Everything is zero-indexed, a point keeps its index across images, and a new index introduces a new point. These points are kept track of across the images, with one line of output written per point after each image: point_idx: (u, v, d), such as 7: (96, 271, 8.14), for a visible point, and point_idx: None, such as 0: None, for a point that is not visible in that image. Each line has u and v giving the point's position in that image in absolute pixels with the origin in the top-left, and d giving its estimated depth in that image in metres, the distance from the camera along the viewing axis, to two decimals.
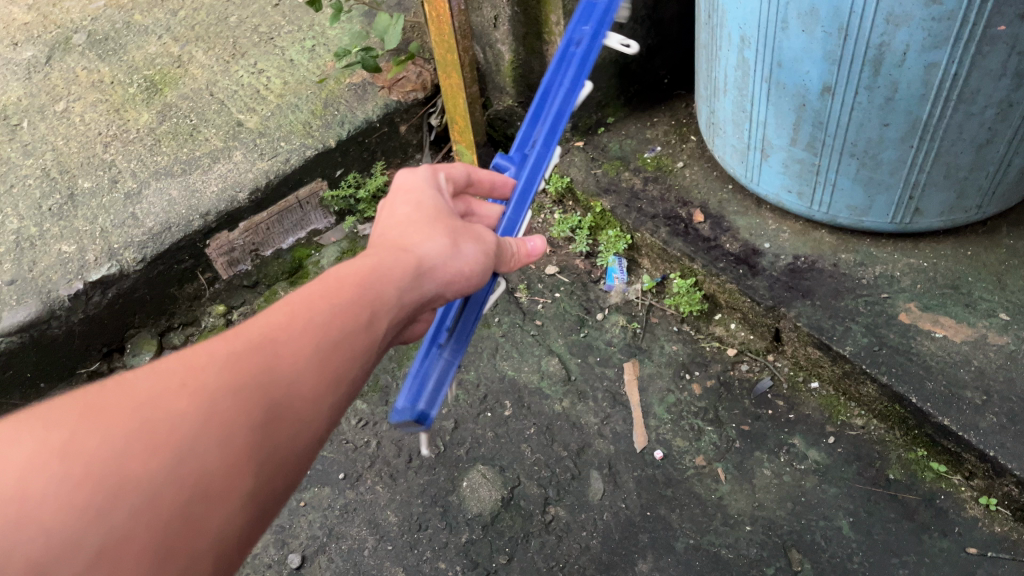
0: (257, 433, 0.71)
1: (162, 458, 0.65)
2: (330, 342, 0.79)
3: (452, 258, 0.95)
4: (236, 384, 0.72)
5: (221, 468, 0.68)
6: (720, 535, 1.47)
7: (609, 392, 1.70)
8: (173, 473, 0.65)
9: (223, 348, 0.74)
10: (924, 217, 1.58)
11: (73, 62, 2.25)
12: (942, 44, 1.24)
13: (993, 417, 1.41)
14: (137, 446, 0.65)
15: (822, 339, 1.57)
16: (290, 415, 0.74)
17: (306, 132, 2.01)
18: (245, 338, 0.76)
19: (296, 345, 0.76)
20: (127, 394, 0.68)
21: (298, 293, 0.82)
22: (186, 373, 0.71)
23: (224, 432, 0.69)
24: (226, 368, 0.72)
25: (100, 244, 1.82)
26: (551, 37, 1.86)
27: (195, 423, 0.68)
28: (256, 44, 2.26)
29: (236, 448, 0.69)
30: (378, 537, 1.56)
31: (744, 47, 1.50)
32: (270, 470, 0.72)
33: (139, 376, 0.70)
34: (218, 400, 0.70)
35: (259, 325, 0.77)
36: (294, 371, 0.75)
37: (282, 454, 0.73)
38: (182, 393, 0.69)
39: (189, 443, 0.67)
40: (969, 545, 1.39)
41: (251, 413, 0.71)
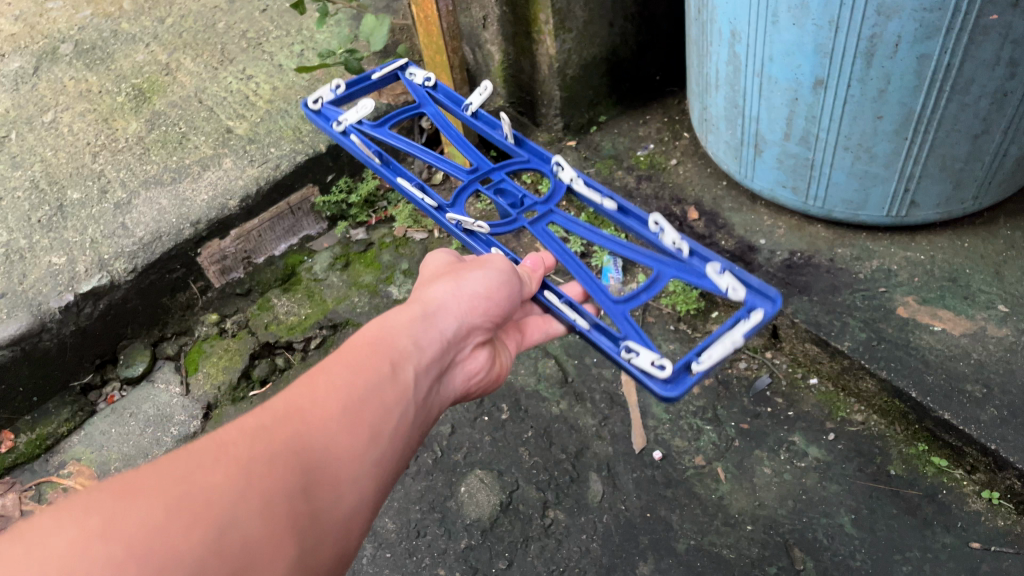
0: (295, 497, 0.71)
1: (205, 529, 0.64)
2: (354, 407, 0.82)
3: (459, 290, 1.06)
4: (270, 450, 0.73)
5: (264, 536, 0.67)
6: (721, 535, 1.46)
7: (607, 393, 1.69)
8: (217, 545, 0.64)
9: (252, 423, 0.75)
10: (920, 210, 1.56)
11: (60, 72, 2.24)
12: (934, 35, 1.23)
13: (994, 410, 1.40)
14: (182, 517, 0.64)
15: (820, 335, 1.56)
16: (323, 479, 0.75)
17: (296, 138, 2.00)
18: (271, 413, 0.77)
19: (323, 411, 0.79)
20: (161, 471, 0.67)
21: (314, 371, 0.84)
22: (217, 448, 0.71)
23: (264, 499, 0.69)
24: (257, 439, 0.73)
25: (90, 255, 1.81)
26: (540, 35, 1.85)
27: (235, 492, 0.68)
28: (245, 50, 2.24)
29: (278, 516, 0.69)
30: (376, 544, 1.55)
31: (735, 42, 1.48)
32: (311, 535, 0.72)
33: (172, 455, 0.70)
34: (255, 467, 0.70)
35: (283, 400, 0.79)
36: (323, 436, 0.77)
37: (322, 519, 0.74)
38: (218, 465, 0.69)
39: (232, 512, 0.66)
40: (973, 540, 1.38)
41: (290, 480, 0.72)
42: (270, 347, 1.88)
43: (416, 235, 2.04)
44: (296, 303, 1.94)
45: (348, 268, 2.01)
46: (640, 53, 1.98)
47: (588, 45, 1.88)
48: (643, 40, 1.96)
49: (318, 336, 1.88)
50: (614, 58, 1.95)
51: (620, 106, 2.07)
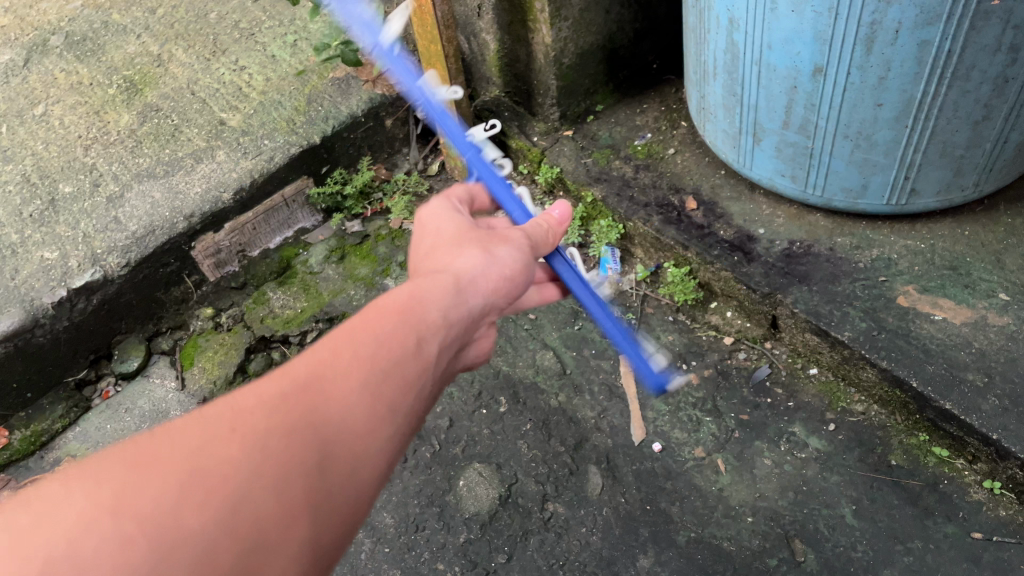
0: (316, 474, 0.66)
1: (216, 510, 0.59)
2: (380, 371, 0.73)
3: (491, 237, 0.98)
4: (294, 420, 0.67)
5: (276, 516, 0.62)
6: (721, 527, 1.45)
7: (605, 385, 1.68)
8: (228, 526, 0.60)
9: (273, 387, 0.69)
10: (920, 198, 1.55)
11: (51, 64, 2.21)
12: (934, 20, 1.21)
13: (995, 399, 1.39)
14: (194, 496, 0.59)
15: (820, 325, 1.55)
16: (342, 452, 0.68)
17: (290, 129, 1.98)
18: (293, 374, 0.70)
19: (346, 377, 0.71)
20: (178, 439, 0.63)
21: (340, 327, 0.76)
22: (234, 416, 0.65)
23: (278, 478, 0.63)
24: (283, 404, 0.68)
25: (83, 250, 1.79)
26: (536, 24, 1.82)
27: (247, 470, 0.62)
28: (237, 41, 2.22)
29: (291, 496, 0.64)
30: (375, 539, 1.54)
31: (733, 30, 1.46)
32: (326, 513, 0.66)
33: (188, 422, 0.65)
34: (274, 439, 0.65)
35: (307, 360, 0.72)
36: (352, 401, 0.71)
37: (337, 497, 0.67)
38: (232, 438, 0.64)
39: (247, 492, 0.61)
40: (974, 530, 1.37)
41: (310, 455, 0.66)
42: (267, 341, 1.86)
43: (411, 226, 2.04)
44: (291, 297, 1.93)
45: (344, 260, 1.99)
46: (637, 41, 1.96)
47: (585, 33, 1.86)
48: (640, 27, 1.94)
49: (314, 330, 1.86)
50: (611, 47, 1.93)
51: (616, 94, 2.05)
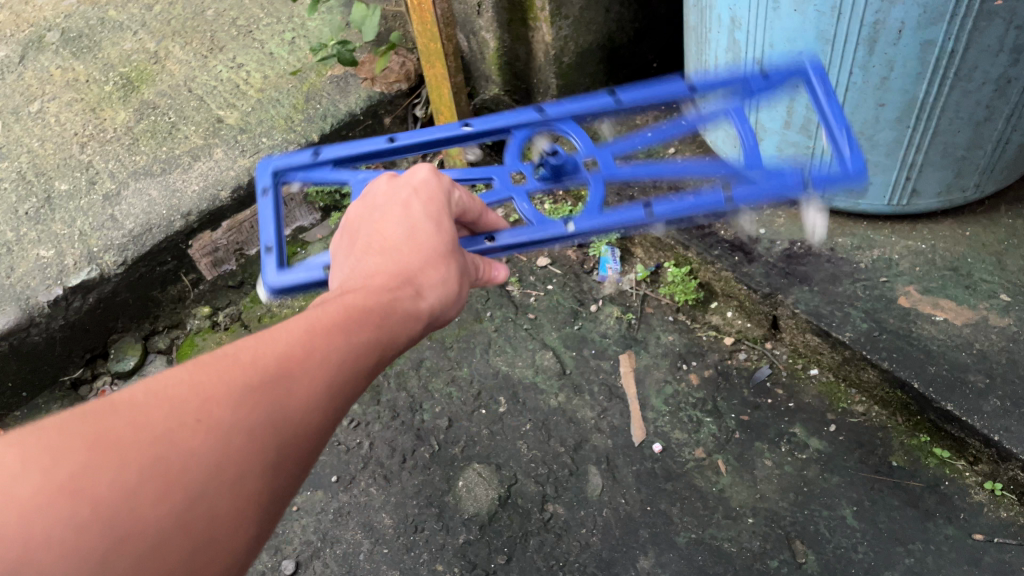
0: (270, 475, 0.67)
1: (172, 504, 0.61)
2: (342, 378, 0.74)
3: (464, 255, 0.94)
4: (254, 417, 0.67)
5: (230, 513, 0.64)
6: (722, 528, 1.45)
7: (605, 385, 1.67)
8: (183, 518, 0.61)
9: (240, 376, 0.69)
10: (921, 198, 1.55)
11: (47, 61, 2.19)
12: (938, 21, 1.20)
13: (996, 401, 1.39)
14: (150, 489, 0.61)
15: (821, 326, 1.54)
16: (297, 454, 0.70)
17: (288, 127, 1.96)
18: (261, 366, 0.70)
19: (311, 380, 0.72)
20: (141, 422, 0.63)
21: (308, 319, 0.76)
22: (200, 404, 0.66)
23: (236, 476, 0.65)
24: (247, 397, 0.68)
25: (79, 248, 1.78)
26: (536, 22, 1.81)
27: (208, 466, 0.63)
28: (234, 38, 2.20)
29: (247, 495, 0.65)
30: (373, 540, 1.53)
31: (735, 29, 1.46)
32: (271, 511, 0.68)
33: (153, 401, 0.65)
34: (234, 437, 0.66)
35: (273, 353, 0.72)
36: (312, 405, 0.71)
37: (282, 497, 0.69)
38: (196, 429, 0.64)
39: (202, 487, 0.63)
40: (975, 532, 1.37)
41: (264, 455, 0.67)
42: None
43: None
44: (289, 296, 1.93)
45: None
46: (638, 40, 1.96)
47: (585, 32, 1.85)
48: (640, 27, 1.93)
49: None
50: (611, 46, 1.93)
51: None
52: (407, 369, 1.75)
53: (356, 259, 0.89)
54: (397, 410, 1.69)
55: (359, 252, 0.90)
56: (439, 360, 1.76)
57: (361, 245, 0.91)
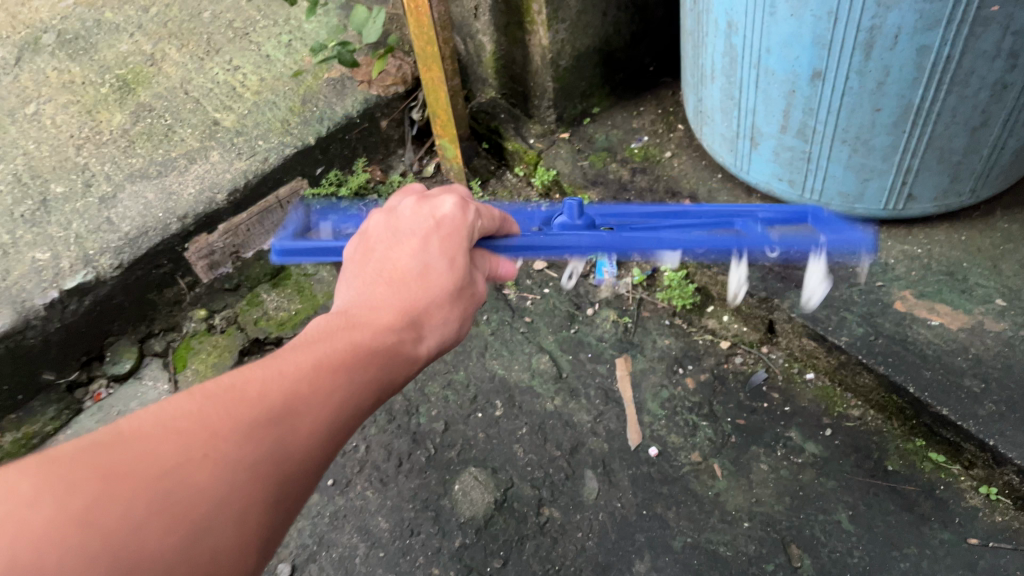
0: (271, 512, 0.67)
1: (180, 538, 0.60)
2: (343, 417, 0.75)
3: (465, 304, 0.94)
4: (259, 455, 0.67)
5: (234, 549, 0.63)
6: (718, 532, 1.45)
7: (601, 388, 1.67)
8: (190, 553, 0.60)
9: (246, 413, 0.69)
10: (917, 203, 1.55)
11: (43, 63, 2.19)
12: (934, 26, 1.21)
13: (992, 406, 1.39)
14: (159, 523, 0.60)
15: (817, 330, 1.55)
16: (296, 491, 0.70)
17: (285, 130, 1.96)
18: (266, 401, 0.71)
19: (314, 418, 0.72)
20: (150, 455, 0.63)
21: (312, 358, 0.76)
22: (207, 438, 0.66)
23: (241, 512, 0.64)
24: (252, 435, 0.68)
25: (75, 251, 1.77)
26: (533, 25, 1.81)
27: (216, 501, 0.63)
28: (231, 41, 2.20)
29: (250, 531, 0.65)
30: (369, 544, 1.53)
31: (731, 33, 1.46)
32: (267, 550, 0.67)
33: (160, 435, 0.64)
34: (240, 474, 0.66)
35: (279, 390, 0.72)
36: (312, 445, 0.72)
37: (278, 536, 0.69)
38: (204, 464, 0.64)
39: (209, 524, 0.62)
40: (970, 536, 1.37)
41: (267, 493, 0.67)
42: (261, 343, 1.86)
43: None
44: (285, 299, 1.92)
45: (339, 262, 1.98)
46: (635, 43, 1.96)
47: (582, 35, 1.85)
48: (637, 30, 1.94)
49: None
50: (608, 49, 1.93)
51: (613, 97, 2.05)
52: None
53: (361, 284, 0.90)
54: (393, 413, 1.69)
55: (366, 276, 0.90)
56: (435, 363, 1.76)
57: (369, 268, 0.91)
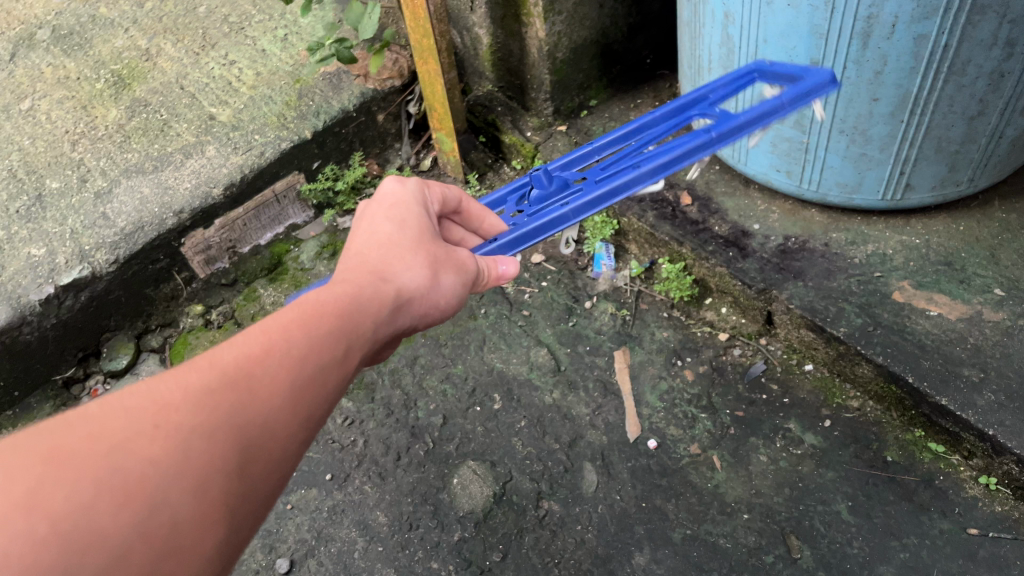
0: (233, 478, 0.66)
1: (132, 513, 0.59)
2: (303, 377, 0.74)
3: (434, 287, 0.92)
4: (213, 423, 0.67)
5: (194, 518, 0.62)
6: (717, 523, 1.45)
7: (600, 381, 1.67)
8: (145, 527, 0.60)
9: (197, 380, 0.68)
10: (915, 193, 1.55)
11: (38, 58, 2.18)
12: (931, 15, 1.20)
13: (991, 395, 1.39)
14: (109, 499, 0.59)
15: (815, 321, 1.54)
16: (260, 454, 0.69)
17: (281, 124, 1.96)
18: (218, 368, 0.70)
19: (271, 380, 0.72)
20: (96, 434, 0.62)
21: (266, 323, 0.76)
22: (156, 412, 0.65)
23: (197, 480, 0.64)
24: (204, 402, 0.67)
25: (71, 246, 1.76)
26: (529, 18, 1.80)
27: (169, 471, 0.62)
28: (226, 35, 2.19)
29: (210, 500, 0.64)
30: (368, 538, 1.52)
31: (728, 24, 1.45)
32: (238, 517, 0.66)
33: (107, 413, 0.63)
34: (192, 443, 0.65)
35: (231, 357, 0.71)
36: (271, 409, 0.71)
37: (248, 502, 0.68)
38: (154, 437, 0.63)
39: (164, 494, 0.61)
40: (970, 526, 1.37)
41: (225, 459, 0.66)
42: None
43: None
44: (282, 294, 1.92)
45: (336, 257, 1.97)
46: (631, 35, 1.95)
47: (578, 27, 1.84)
48: (634, 22, 1.93)
49: None
50: (605, 41, 1.92)
51: (610, 89, 2.04)
52: (402, 366, 1.75)
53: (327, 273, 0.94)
54: (391, 408, 1.69)
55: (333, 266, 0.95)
56: (434, 357, 1.76)
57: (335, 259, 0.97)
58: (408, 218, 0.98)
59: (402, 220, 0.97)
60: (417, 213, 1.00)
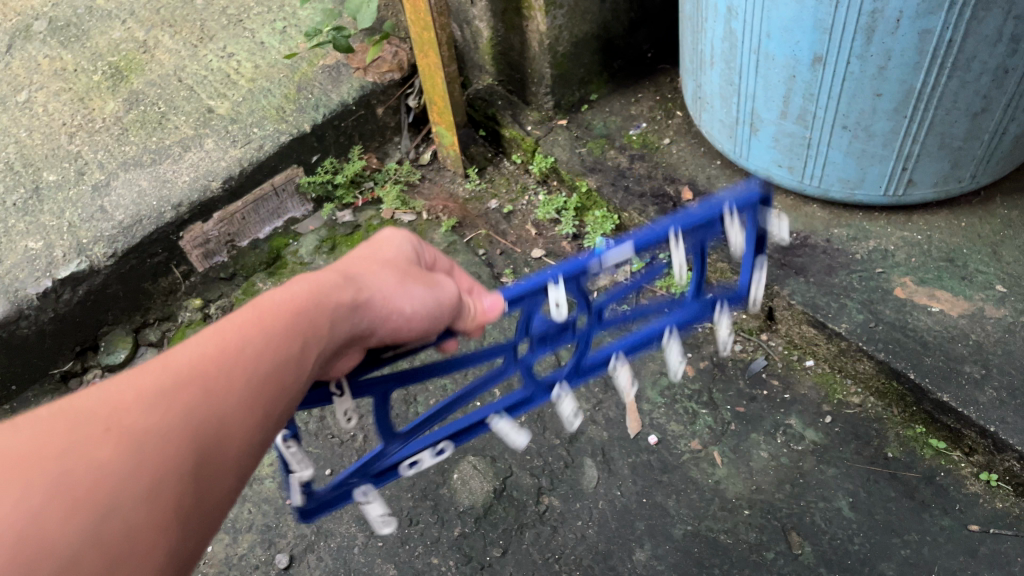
0: (187, 483, 0.65)
1: (83, 520, 0.58)
2: (259, 379, 0.73)
3: (403, 297, 0.87)
4: (168, 426, 0.66)
5: (147, 525, 0.61)
6: (718, 520, 1.44)
7: (601, 376, 1.66)
8: (97, 534, 0.58)
9: (152, 383, 0.67)
10: (917, 188, 1.54)
11: (34, 50, 2.17)
12: (936, 10, 1.20)
13: (993, 392, 1.38)
14: (59, 505, 0.57)
15: (817, 317, 1.54)
16: (215, 458, 0.68)
17: (280, 117, 1.94)
18: (173, 371, 0.69)
19: (227, 379, 0.71)
20: (45, 438, 0.61)
21: (223, 323, 0.75)
22: (109, 416, 0.64)
23: (152, 484, 0.62)
24: (159, 406, 0.66)
25: (68, 239, 1.75)
26: (530, 11, 1.79)
27: (120, 476, 0.61)
28: (225, 27, 2.18)
29: (164, 504, 0.63)
30: (368, 533, 1.52)
31: (731, 18, 1.45)
32: (192, 523, 0.66)
33: (56, 419, 0.62)
34: (148, 446, 0.64)
35: (187, 360, 0.71)
36: (229, 410, 0.70)
37: (201, 507, 0.66)
38: (107, 441, 0.62)
39: (117, 499, 0.60)
40: (971, 522, 1.37)
41: (180, 462, 0.65)
42: None
43: (403, 216, 2.00)
44: None
45: (335, 250, 1.95)
46: (633, 29, 1.95)
47: (579, 21, 1.83)
48: (635, 16, 1.92)
49: None
50: (607, 36, 1.92)
51: (611, 83, 2.03)
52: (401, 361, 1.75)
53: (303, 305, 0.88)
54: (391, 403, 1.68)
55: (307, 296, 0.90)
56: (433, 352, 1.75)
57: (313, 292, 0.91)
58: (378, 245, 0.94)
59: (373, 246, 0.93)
60: (399, 245, 0.95)
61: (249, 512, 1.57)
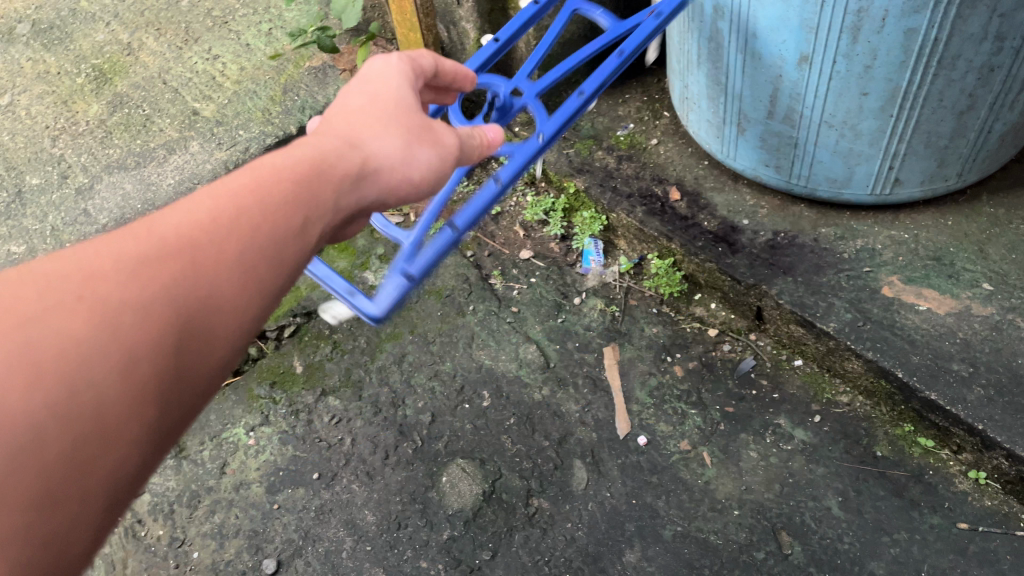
0: (165, 354, 0.64)
1: (45, 392, 0.57)
2: (251, 249, 0.71)
3: (405, 163, 0.88)
4: (147, 293, 0.64)
5: (117, 398, 0.61)
6: (708, 520, 1.44)
7: (590, 378, 1.66)
8: (63, 406, 0.58)
9: (133, 248, 0.66)
10: (904, 187, 1.54)
11: (17, 53, 2.15)
12: (922, 9, 1.20)
13: (980, 390, 1.38)
14: (23, 377, 0.57)
15: (805, 316, 1.54)
16: (199, 332, 0.67)
17: (265, 119, 1.93)
18: (159, 236, 0.68)
19: (216, 247, 0.69)
20: (15, 301, 0.60)
21: (218, 188, 0.74)
22: (84, 282, 0.63)
23: (126, 353, 0.62)
24: (140, 270, 0.65)
25: (51, 243, 1.74)
26: (517, 12, 1.78)
27: (89, 348, 0.60)
28: (210, 29, 2.16)
29: (137, 375, 0.62)
30: (356, 537, 1.50)
31: (717, 18, 1.45)
32: (167, 401, 0.65)
33: (28, 282, 0.62)
34: (124, 317, 0.62)
35: (174, 226, 0.69)
36: (216, 281, 0.68)
37: (178, 384, 0.66)
38: (78, 309, 0.61)
39: (85, 370, 0.59)
40: (961, 520, 1.37)
41: (159, 332, 0.64)
42: None
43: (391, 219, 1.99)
44: None
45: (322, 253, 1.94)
46: None
47: (566, 22, 1.83)
48: (622, 17, 1.92)
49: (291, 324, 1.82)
50: (593, 36, 1.91)
51: None
52: (389, 364, 1.74)
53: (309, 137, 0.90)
54: (379, 406, 1.67)
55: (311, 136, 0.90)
56: (422, 355, 1.74)
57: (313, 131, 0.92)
58: (392, 93, 0.93)
59: (378, 94, 0.92)
60: (393, 82, 0.94)
61: (236, 517, 1.55)
